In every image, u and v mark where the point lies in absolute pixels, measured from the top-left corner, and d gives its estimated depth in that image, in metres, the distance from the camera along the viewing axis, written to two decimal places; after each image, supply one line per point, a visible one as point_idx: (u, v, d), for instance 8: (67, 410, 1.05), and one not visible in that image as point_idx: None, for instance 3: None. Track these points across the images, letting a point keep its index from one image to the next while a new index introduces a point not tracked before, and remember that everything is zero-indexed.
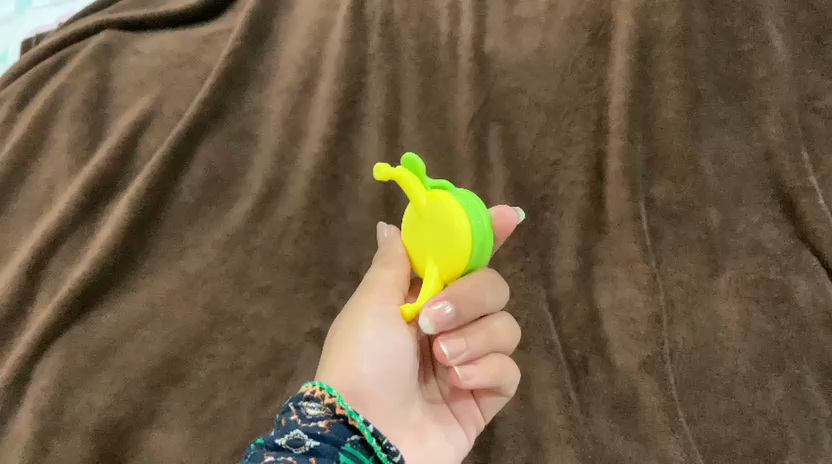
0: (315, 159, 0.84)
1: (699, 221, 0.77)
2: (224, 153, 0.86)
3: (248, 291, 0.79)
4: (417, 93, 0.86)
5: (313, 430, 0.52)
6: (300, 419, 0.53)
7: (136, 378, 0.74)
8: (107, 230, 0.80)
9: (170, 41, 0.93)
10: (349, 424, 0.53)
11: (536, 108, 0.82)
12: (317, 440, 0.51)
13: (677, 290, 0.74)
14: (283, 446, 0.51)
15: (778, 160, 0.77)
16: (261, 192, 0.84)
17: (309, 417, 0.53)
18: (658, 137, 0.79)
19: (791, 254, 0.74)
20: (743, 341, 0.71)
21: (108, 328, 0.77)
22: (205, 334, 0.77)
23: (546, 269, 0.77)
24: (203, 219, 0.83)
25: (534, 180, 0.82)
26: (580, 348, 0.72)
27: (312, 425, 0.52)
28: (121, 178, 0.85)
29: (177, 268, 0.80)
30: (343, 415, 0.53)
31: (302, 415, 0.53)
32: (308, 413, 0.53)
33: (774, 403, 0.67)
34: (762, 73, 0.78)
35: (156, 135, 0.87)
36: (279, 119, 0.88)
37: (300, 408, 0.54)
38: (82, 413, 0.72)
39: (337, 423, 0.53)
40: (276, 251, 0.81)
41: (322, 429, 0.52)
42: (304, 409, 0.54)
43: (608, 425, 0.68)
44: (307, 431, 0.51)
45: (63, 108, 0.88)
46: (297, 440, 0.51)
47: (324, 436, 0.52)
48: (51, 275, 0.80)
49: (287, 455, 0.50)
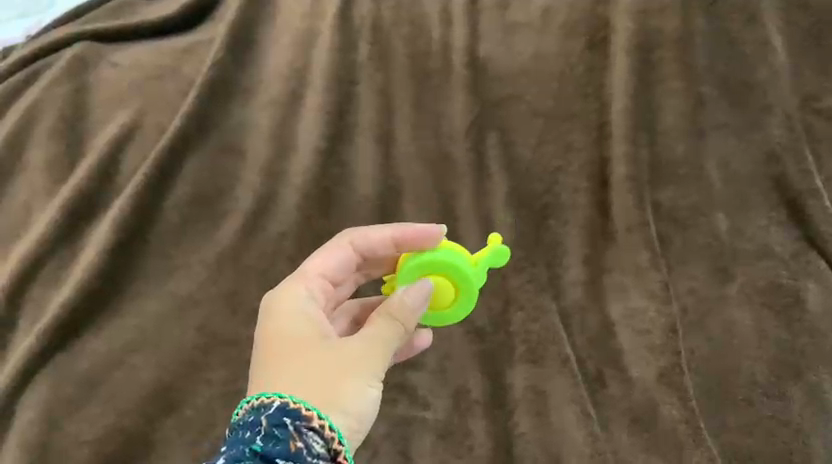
0: (307, 172, 0.81)
1: (706, 227, 0.75)
2: (211, 167, 0.83)
3: (243, 312, 0.75)
4: (410, 102, 0.84)
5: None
6: (307, 450, 0.49)
7: (127, 408, 0.68)
8: (91, 250, 0.75)
9: (147, 52, 0.89)
10: None
11: (534, 115, 0.81)
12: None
13: (689, 297, 0.72)
14: None
15: (782, 164, 0.76)
16: (253, 209, 0.80)
17: (316, 453, 0.49)
18: (661, 142, 0.78)
19: (798, 258, 0.73)
20: (758, 349, 0.68)
21: (95, 357, 0.71)
22: (199, 358, 0.72)
23: (555, 280, 0.75)
24: (192, 237, 0.79)
25: (535, 189, 0.79)
26: (593, 362, 0.69)
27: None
28: (104, 195, 0.80)
29: (166, 290, 0.76)
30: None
31: (309, 447, 0.49)
32: (316, 448, 0.49)
33: (795, 412, 0.64)
34: (764, 74, 0.78)
35: (139, 150, 0.83)
36: (266, 131, 0.84)
37: (303, 433, 0.49)
38: (70, 447, 0.66)
39: None
40: (270, 269, 0.77)
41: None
42: (312, 441, 0.49)
43: (629, 440, 0.64)
44: None
45: (38, 124, 0.84)
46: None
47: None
48: (31, 300, 0.74)
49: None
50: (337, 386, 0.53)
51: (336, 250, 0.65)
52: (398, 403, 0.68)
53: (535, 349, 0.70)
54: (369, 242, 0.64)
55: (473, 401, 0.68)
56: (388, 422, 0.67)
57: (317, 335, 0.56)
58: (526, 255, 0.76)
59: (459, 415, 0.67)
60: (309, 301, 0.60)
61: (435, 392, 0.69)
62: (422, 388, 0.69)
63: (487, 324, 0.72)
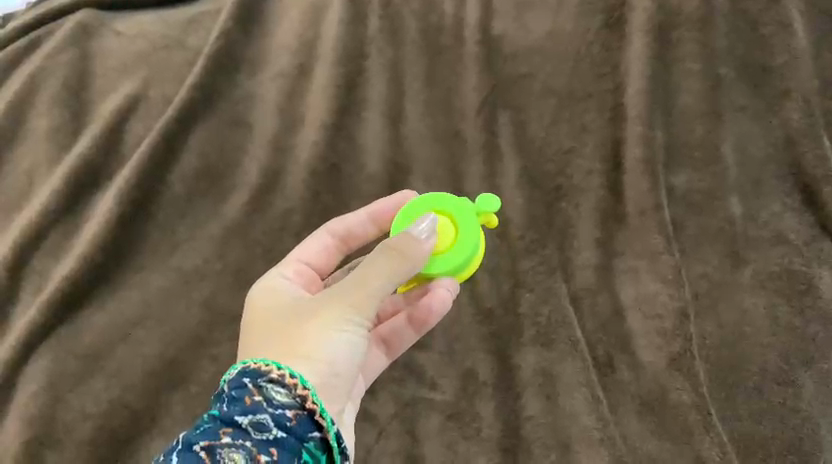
0: (315, 147, 0.80)
1: (720, 211, 0.74)
2: (217, 140, 0.81)
3: (249, 288, 0.74)
4: (421, 78, 0.82)
5: (280, 422, 0.48)
6: (266, 402, 0.48)
7: (132, 383, 0.67)
8: (95, 222, 0.74)
9: (152, 22, 0.86)
10: (315, 420, 0.49)
11: (548, 94, 0.79)
12: (282, 435, 0.47)
13: (700, 283, 0.71)
14: (245, 427, 0.47)
15: (798, 149, 0.75)
16: (260, 184, 0.79)
17: (277, 403, 0.49)
18: (676, 125, 0.77)
19: (812, 245, 0.72)
20: (771, 336, 0.67)
21: (99, 330, 0.70)
22: (205, 333, 0.71)
23: (566, 263, 0.74)
24: (197, 212, 0.78)
25: (547, 170, 0.78)
26: (604, 346, 0.69)
27: (279, 412, 0.48)
28: (108, 167, 0.79)
29: (171, 264, 0.75)
30: (311, 409, 0.50)
31: (268, 399, 0.49)
32: (275, 397, 0.49)
33: (806, 400, 0.64)
34: (783, 57, 0.76)
35: (144, 122, 0.81)
36: (273, 105, 0.82)
37: (262, 388, 0.49)
38: (75, 422, 0.65)
39: (304, 416, 0.49)
40: (277, 245, 0.76)
41: (288, 422, 0.48)
42: (271, 392, 0.49)
43: (639, 425, 0.64)
44: (274, 421, 0.47)
45: (40, 93, 0.82)
46: (260, 427, 0.47)
47: (289, 432, 0.48)
48: (34, 272, 0.73)
49: (246, 440, 0.47)
50: (292, 340, 0.53)
51: (317, 237, 0.67)
52: (405, 383, 0.68)
53: (544, 332, 0.69)
54: (346, 228, 0.68)
55: (481, 383, 0.67)
56: (395, 403, 0.67)
57: (295, 303, 0.58)
58: (537, 236, 0.75)
59: (467, 396, 0.66)
60: (288, 283, 0.62)
61: (443, 372, 0.68)
62: (430, 368, 0.68)
63: (496, 305, 0.71)
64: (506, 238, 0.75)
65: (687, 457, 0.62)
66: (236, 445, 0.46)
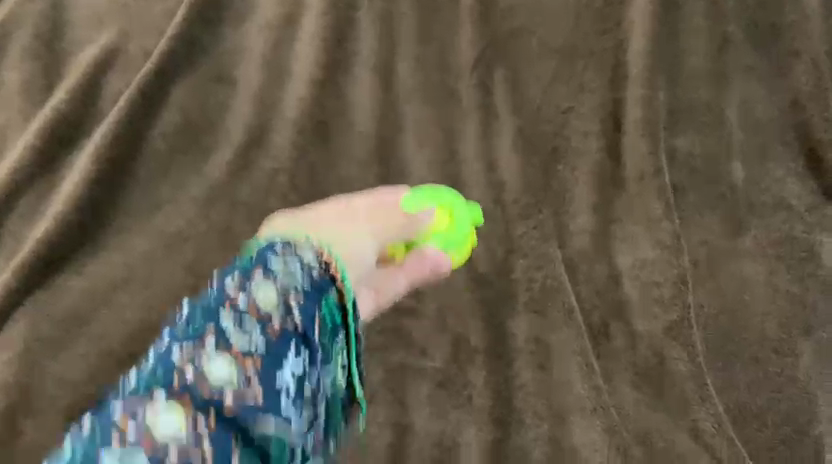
0: (302, 104, 0.76)
1: (722, 176, 0.72)
2: (199, 96, 0.77)
3: (234, 248, 0.71)
4: (414, 33, 0.78)
5: (259, 329, 0.38)
6: (245, 303, 0.39)
7: (113, 349, 0.64)
8: (71, 181, 0.71)
9: None
10: (297, 332, 0.40)
11: (546, 52, 0.76)
12: (300, 301, 0.40)
13: (700, 249, 0.69)
14: (218, 331, 0.38)
15: (805, 113, 0.72)
16: (244, 142, 0.76)
17: (257, 307, 0.39)
18: (679, 85, 0.74)
19: (815, 211, 0.70)
20: (770, 304, 0.66)
21: (78, 294, 0.67)
22: (189, 296, 0.68)
23: (562, 228, 0.71)
24: (179, 171, 0.75)
25: (545, 130, 0.75)
26: (598, 313, 0.67)
27: (258, 319, 0.39)
28: (84, 123, 0.75)
29: (152, 226, 0.72)
30: (329, 267, 0.44)
31: (249, 302, 0.39)
32: (255, 299, 0.39)
33: (803, 369, 0.63)
34: (793, 17, 0.73)
35: (122, 76, 0.77)
36: (259, 60, 0.78)
37: (244, 287, 0.40)
38: (53, 389, 0.62)
39: (286, 328, 0.39)
40: (262, 206, 0.73)
41: (268, 329, 0.39)
42: (253, 292, 0.40)
43: (634, 394, 0.62)
44: (254, 329, 0.38)
45: (11, 43, 0.77)
46: (240, 328, 0.38)
47: (270, 343, 0.38)
48: (9, 233, 0.70)
49: (224, 340, 0.38)
50: (343, 240, 0.53)
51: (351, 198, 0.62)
52: (395, 351, 0.66)
53: (538, 299, 0.67)
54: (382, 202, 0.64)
55: (472, 350, 0.65)
56: (385, 370, 0.65)
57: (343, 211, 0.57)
58: (532, 200, 0.72)
59: (458, 364, 0.65)
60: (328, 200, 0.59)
61: (434, 339, 0.66)
62: (420, 334, 0.66)
63: (489, 271, 0.69)
64: (501, 202, 0.73)
65: (683, 428, 0.60)
66: (251, 333, 0.38)
